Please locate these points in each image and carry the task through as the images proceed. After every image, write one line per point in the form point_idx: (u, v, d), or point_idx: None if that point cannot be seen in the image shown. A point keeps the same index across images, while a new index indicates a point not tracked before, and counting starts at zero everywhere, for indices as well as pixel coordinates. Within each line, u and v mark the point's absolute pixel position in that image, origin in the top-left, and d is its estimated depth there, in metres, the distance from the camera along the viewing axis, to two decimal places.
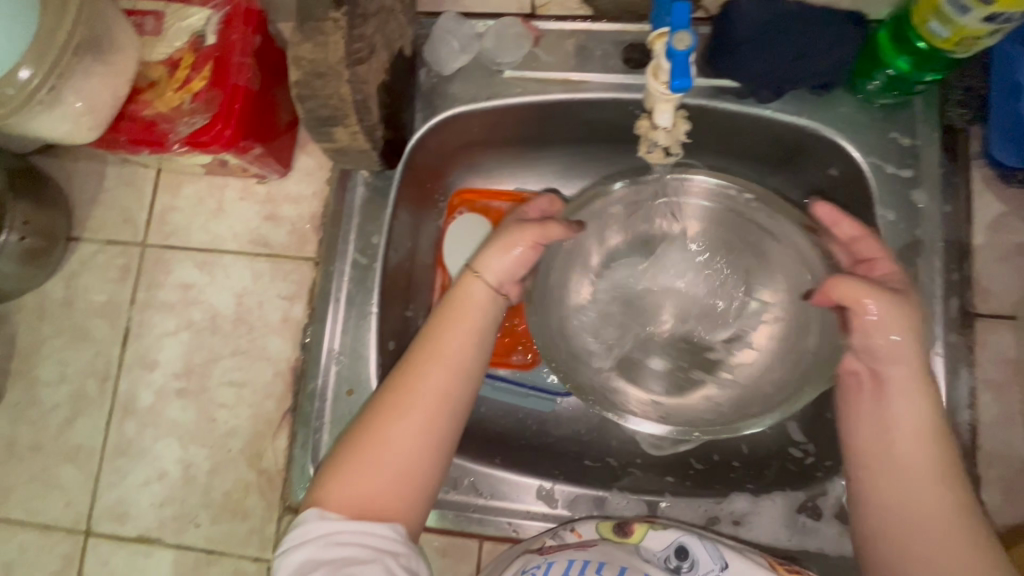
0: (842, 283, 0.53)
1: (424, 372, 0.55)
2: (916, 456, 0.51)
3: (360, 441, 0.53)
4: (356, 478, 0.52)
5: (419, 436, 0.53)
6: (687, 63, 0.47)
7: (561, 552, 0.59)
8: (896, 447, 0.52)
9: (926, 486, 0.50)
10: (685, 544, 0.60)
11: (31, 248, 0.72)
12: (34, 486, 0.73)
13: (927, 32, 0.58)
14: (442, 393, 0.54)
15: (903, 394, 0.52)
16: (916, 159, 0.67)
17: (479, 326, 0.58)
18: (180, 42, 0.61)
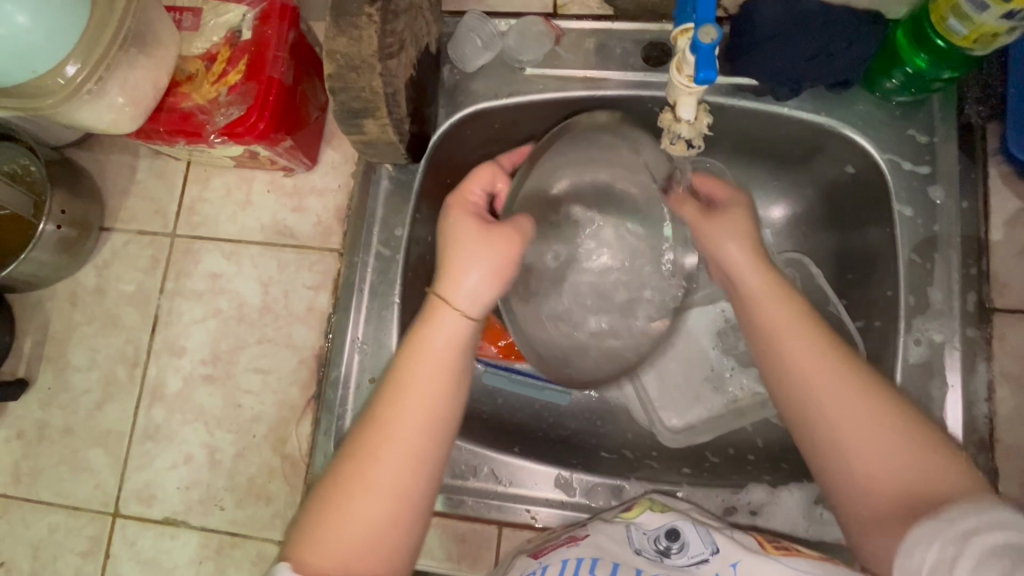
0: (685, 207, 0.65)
1: (387, 425, 0.49)
2: (799, 346, 0.52)
3: (328, 503, 0.47)
4: (330, 541, 0.46)
5: (388, 498, 0.47)
6: (712, 56, 0.48)
7: (556, 553, 0.52)
8: (784, 344, 0.53)
9: (829, 383, 0.50)
10: (678, 526, 0.54)
11: (66, 237, 0.74)
12: (64, 468, 0.75)
13: (945, 30, 0.59)
14: (408, 446, 0.48)
15: (751, 270, 0.59)
16: (933, 156, 0.68)
17: (454, 359, 0.52)
18: (217, 38, 0.64)
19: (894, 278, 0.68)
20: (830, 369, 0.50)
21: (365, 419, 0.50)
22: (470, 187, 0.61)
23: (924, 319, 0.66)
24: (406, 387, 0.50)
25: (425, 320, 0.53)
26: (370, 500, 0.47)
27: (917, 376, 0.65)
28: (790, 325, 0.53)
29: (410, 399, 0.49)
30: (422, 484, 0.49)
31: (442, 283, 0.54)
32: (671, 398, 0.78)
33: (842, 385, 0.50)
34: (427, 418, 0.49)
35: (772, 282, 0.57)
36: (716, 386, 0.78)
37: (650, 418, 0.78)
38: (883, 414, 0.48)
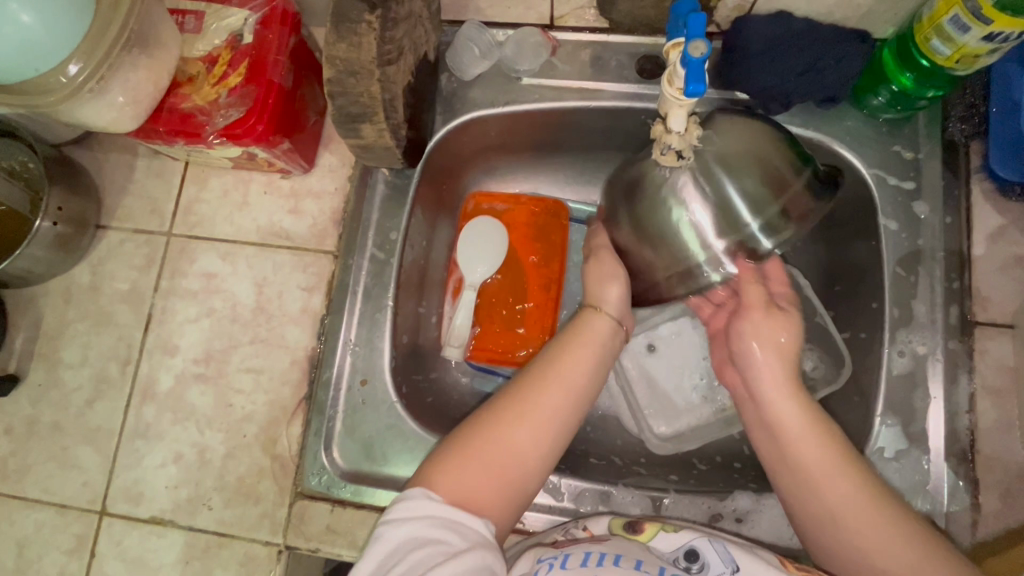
0: (750, 289, 0.62)
1: (546, 382, 0.60)
2: (824, 488, 0.54)
3: (476, 428, 0.57)
4: (463, 464, 0.55)
5: (525, 437, 0.57)
6: (702, 69, 0.49)
7: (577, 545, 0.57)
8: (811, 479, 0.55)
9: (857, 525, 0.52)
10: (696, 547, 0.59)
11: (62, 234, 0.74)
12: (52, 465, 0.74)
13: (930, 50, 0.61)
14: (556, 410, 0.58)
15: (779, 395, 0.59)
16: (917, 172, 0.70)
17: (602, 356, 0.64)
18: (219, 41, 0.65)
19: (879, 290, 0.70)
20: (858, 507, 0.53)
21: (521, 384, 0.60)
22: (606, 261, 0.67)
23: (908, 331, 0.67)
24: (560, 372, 0.60)
25: (579, 325, 0.65)
26: (514, 445, 0.56)
27: (901, 388, 0.66)
28: (814, 459, 0.55)
29: (558, 383, 0.60)
30: (557, 447, 0.58)
31: (589, 297, 0.67)
32: (662, 405, 0.79)
33: (869, 521, 0.52)
34: (574, 395, 0.60)
35: (811, 420, 0.57)
36: (704, 395, 0.79)
37: (639, 426, 0.79)
38: (908, 565, 0.50)
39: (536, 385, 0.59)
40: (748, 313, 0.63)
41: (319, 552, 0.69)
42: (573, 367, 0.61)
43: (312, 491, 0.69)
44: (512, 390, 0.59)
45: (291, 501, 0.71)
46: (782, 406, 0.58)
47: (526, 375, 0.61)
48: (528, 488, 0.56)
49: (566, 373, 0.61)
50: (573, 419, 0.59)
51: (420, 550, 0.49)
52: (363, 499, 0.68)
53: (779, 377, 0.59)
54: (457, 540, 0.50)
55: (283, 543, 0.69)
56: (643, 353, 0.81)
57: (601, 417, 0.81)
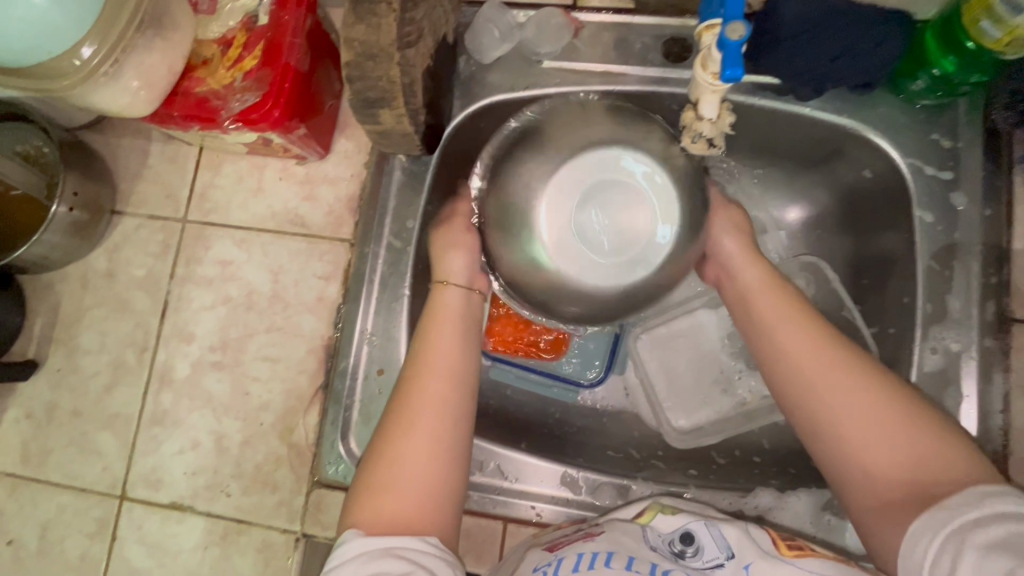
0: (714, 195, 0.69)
1: (422, 380, 0.57)
2: (781, 325, 0.58)
3: (376, 460, 0.53)
4: (382, 496, 0.51)
5: (432, 446, 0.53)
6: (739, 54, 0.47)
7: (570, 547, 0.53)
8: (771, 320, 0.59)
9: (804, 353, 0.55)
10: (692, 530, 0.55)
11: (78, 220, 0.74)
12: (72, 450, 0.75)
13: (977, 32, 0.58)
14: (443, 400, 0.56)
15: (746, 267, 0.64)
16: (956, 162, 0.67)
17: (469, 322, 0.63)
18: (234, 22, 0.63)
19: (912, 285, 0.67)
20: (811, 337, 0.56)
21: (401, 391, 0.57)
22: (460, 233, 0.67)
23: (941, 327, 0.65)
24: (433, 356, 0.58)
25: (433, 307, 0.63)
26: (414, 453, 0.53)
27: (932, 386, 0.64)
28: (781, 310, 0.59)
29: (436, 373, 0.57)
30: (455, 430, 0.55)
31: (438, 273, 0.65)
32: (680, 399, 0.78)
33: (812, 347, 0.55)
34: (454, 377, 0.57)
35: (773, 278, 0.62)
36: (724, 389, 0.78)
37: (658, 419, 0.78)
38: (855, 391, 0.51)
39: (413, 386, 0.56)
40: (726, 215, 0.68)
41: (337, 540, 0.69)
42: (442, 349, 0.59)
43: (329, 480, 0.68)
44: (396, 400, 0.56)
45: (308, 489, 0.71)
46: (746, 272, 0.64)
47: (399, 383, 0.57)
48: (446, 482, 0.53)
49: (434, 362, 0.58)
50: (464, 403, 0.56)
51: None
52: None
53: (744, 249, 0.65)
54: (403, 562, 0.46)
55: (301, 530, 0.70)
56: (661, 346, 0.80)
57: (620, 410, 0.80)
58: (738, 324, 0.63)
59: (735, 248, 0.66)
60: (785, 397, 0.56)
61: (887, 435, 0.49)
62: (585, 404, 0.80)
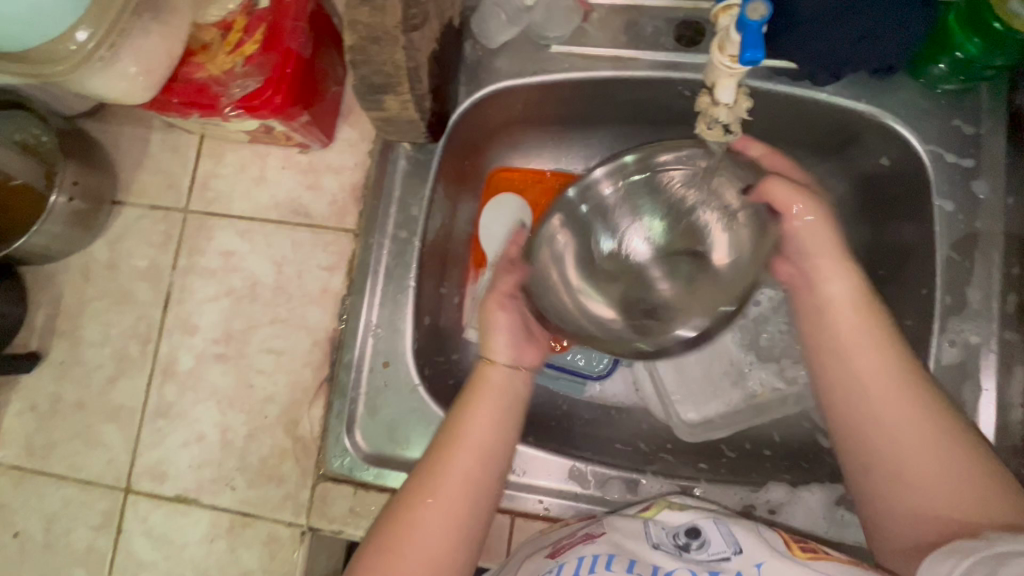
0: (775, 186, 0.62)
1: (453, 450, 0.55)
2: (853, 353, 0.55)
3: (389, 525, 0.52)
4: (386, 556, 0.50)
5: (449, 523, 0.52)
6: (761, 35, 0.44)
7: (571, 551, 0.52)
8: (840, 344, 0.56)
9: (877, 384, 0.53)
10: (698, 526, 0.54)
11: (78, 210, 0.72)
12: (77, 442, 0.74)
13: (1006, 13, 0.56)
14: (466, 477, 0.54)
15: (835, 277, 0.59)
16: (978, 149, 0.66)
17: (512, 403, 0.60)
18: (232, 5, 0.60)
19: (930, 275, 0.66)
20: (884, 367, 0.53)
21: (426, 457, 0.56)
22: (497, 332, 0.63)
23: (960, 320, 0.64)
24: (467, 428, 0.57)
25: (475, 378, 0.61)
26: (424, 530, 0.52)
27: (950, 378, 0.63)
28: (856, 336, 0.56)
29: (466, 448, 0.56)
30: (475, 511, 0.54)
31: (483, 349, 0.63)
32: (689, 391, 0.76)
33: (879, 378, 0.53)
34: (480, 452, 0.56)
35: (858, 295, 0.58)
36: (735, 380, 0.76)
37: (667, 412, 0.76)
38: (913, 430, 0.51)
39: (440, 454, 0.55)
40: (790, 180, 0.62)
41: (343, 534, 0.69)
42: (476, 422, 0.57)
43: (335, 474, 0.68)
44: (424, 462, 0.55)
45: (314, 482, 0.70)
46: (834, 283, 0.59)
47: (428, 450, 0.56)
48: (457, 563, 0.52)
49: (465, 436, 0.56)
50: (488, 478, 0.55)
51: None
52: (385, 481, 0.67)
53: (831, 247, 0.60)
54: None
55: (307, 524, 0.69)
56: None
57: (628, 402, 0.79)
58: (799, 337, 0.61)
59: (815, 239, 0.61)
60: (838, 425, 0.55)
61: (937, 481, 0.48)
62: (591, 397, 0.79)
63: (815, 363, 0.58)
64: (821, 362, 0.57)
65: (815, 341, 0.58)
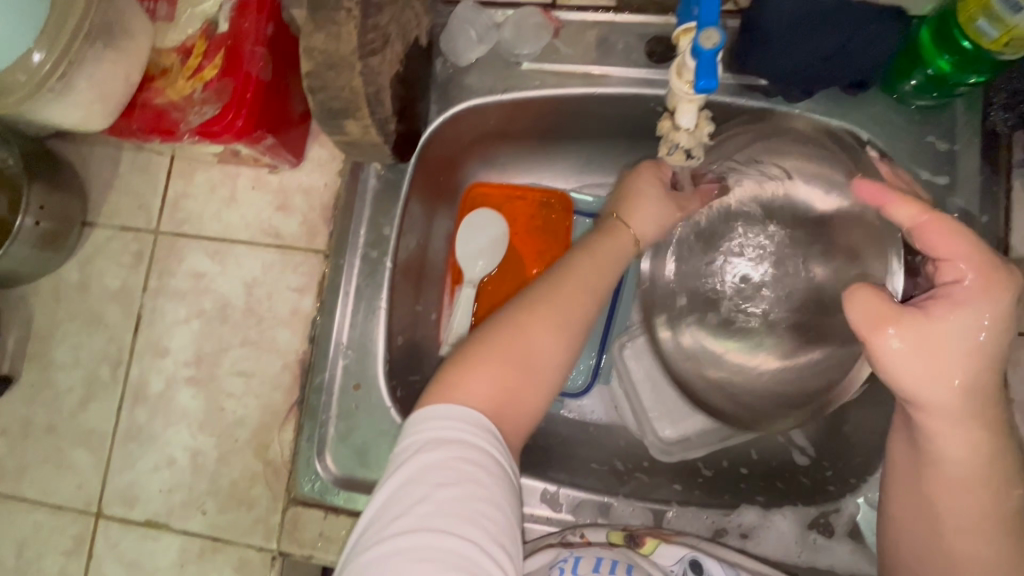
0: (862, 302, 0.47)
1: (583, 280, 0.54)
2: (948, 525, 0.47)
3: (510, 329, 0.50)
4: (499, 367, 0.48)
5: (569, 344, 0.52)
6: (714, 63, 0.44)
7: (587, 548, 0.57)
8: (939, 508, 0.47)
9: (966, 555, 0.46)
10: (698, 558, 0.59)
11: (46, 232, 0.72)
12: (47, 466, 0.74)
13: (973, 32, 0.55)
14: (588, 310, 0.53)
15: (955, 434, 0.46)
16: (952, 165, 0.65)
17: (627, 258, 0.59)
18: (192, 29, 0.61)
19: None
20: (983, 544, 0.46)
21: (556, 278, 0.54)
22: (644, 202, 0.62)
23: None
24: (597, 268, 0.56)
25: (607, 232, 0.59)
26: (545, 344, 0.51)
27: None
28: (965, 505, 0.46)
29: (595, 283, 0.55)
30: (578, 340, 0.53)
31: (623, 210, 0.61)
32: (667, 407, 0.75)
33: (973, 552, 0.46)
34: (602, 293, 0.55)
35: (986, 461, 0.46)
36: None
37: (643, 428, 0.75)
38: None
39: (574, 280, 0.54)
40: (880, 295, 0.47)
41: (314, 558, 0.68)
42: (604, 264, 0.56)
43: (305, 499, 0.67)
44: (553, 284, 0.54)
45: (283, 507, 0.70)
46: (954, 439, 0.46)
47: (553, 271, 0.55)
48: (550, 385, 0.50)
49: (596, 274, 0.55)
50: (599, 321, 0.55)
51: (450, 487, 0.42)
52: (356, 506, 0.67)
53: (969, 397, 0.45)
54: (490, 485, 0.43)
55: (277, 549, 0.69)
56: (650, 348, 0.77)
57: (604, 418, 0.77)
58: (887, 471, 0.52)
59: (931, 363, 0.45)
60: (902, 562, 0.50)
61: None
62: (566, 414, 0.77)
63: (893, 505, 0.51)
64: (902, 514, 0.50)
65: (915, 494, 0.49)
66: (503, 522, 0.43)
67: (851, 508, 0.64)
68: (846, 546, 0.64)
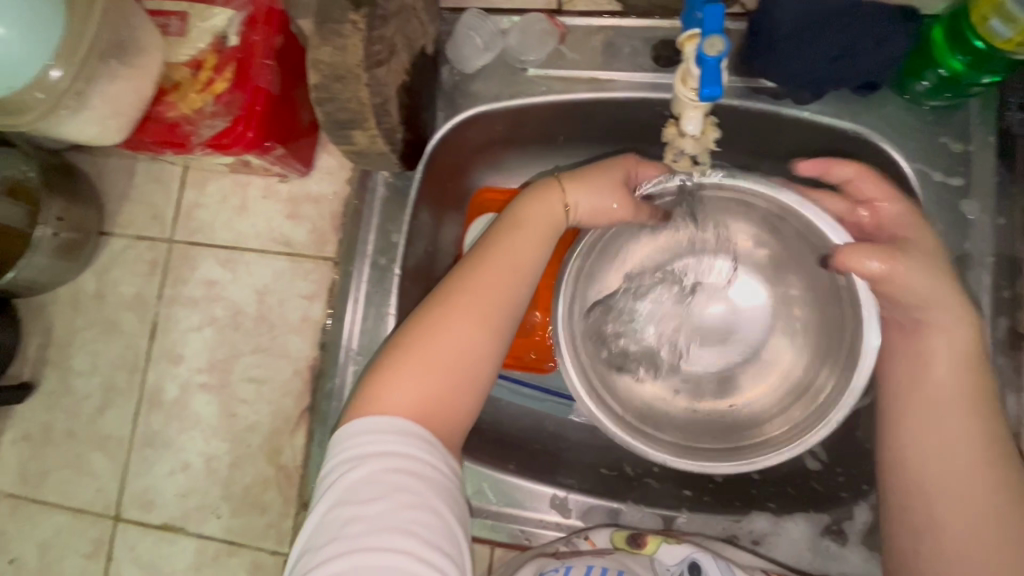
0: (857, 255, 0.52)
1: (498, 269, 0.53)
2: (949, 414, 0.50)
3: (421, 330, 0.50)
4: (412, 373, 0.49)
5: (485, 333, 0.52)
6: (717, 70, 0.44)
7: (578, 558, 0.59)
8: (939, 404, 0.50)
9: (961, 446, 0.49)
10: (698, 560, 0.59)
11: (64, 243, 0.74)
12: (67, 471, 0.76)
13: (986, 32, 0.53)
14: (507, 300, 0.53)
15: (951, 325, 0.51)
16: (967, 166, 0.64)
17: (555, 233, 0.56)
18: (203, 44, 0.62)
19: None
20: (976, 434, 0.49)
21: (468, 271, 0.53)
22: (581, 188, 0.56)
23: None
24: (511, 252, 0.54)
25: (530, 205, 0.56)
26: (459, 336, 0.50)
27: None
28: (959, 397, 0.50)
29: (512, 269, 0.54)
30: (503, 332, 0.53)
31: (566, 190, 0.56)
32: None
33: (969, 441, 0.49)
34: (519, 276, 0.54)
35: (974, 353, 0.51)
36: None
37: None
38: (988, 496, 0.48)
39: (488, 269, 0.53)
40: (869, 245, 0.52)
41: None
42: (522, 255, 0.55)
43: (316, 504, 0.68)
44: (465, 278, 0.53)
45: (296, 512, 0.71)
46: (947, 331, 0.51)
47: (467, 263, 0.54)
48: (474, 382, 0.51)
49: (512, 259, 0.54)
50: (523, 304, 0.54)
51: (378, 501, 0.43)
52: None
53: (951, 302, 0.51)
54: (419, 490, 0.44)
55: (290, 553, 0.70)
56: None
57: None
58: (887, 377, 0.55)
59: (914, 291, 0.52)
60: (906, 465, 0.51)
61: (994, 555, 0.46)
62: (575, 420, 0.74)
63: (893, 409, 0.53)
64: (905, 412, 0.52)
65: (910, 391, 0.52)
66: (437, 525, 0.44)
67: (862, 515, 0.64)
68: (859, 554, 0.64)
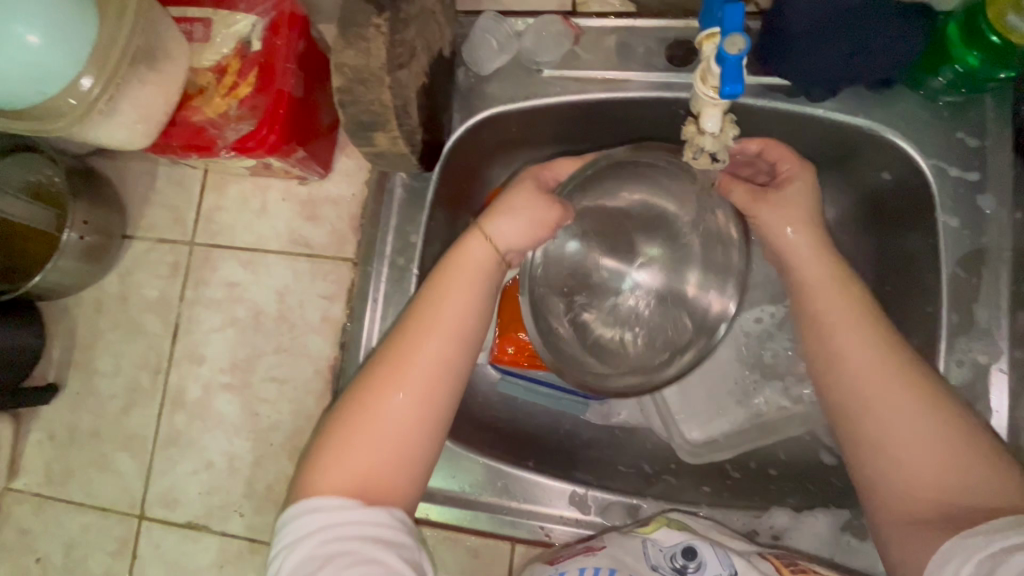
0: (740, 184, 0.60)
1: (423, 336, 0.52)
2: (845, 339, 0.54)
3: (352, 416, 0.50)
4: (345, 454, 0.48)
5: (420, 405, 0.50)
6: (739, 68, 0.44)
7: (573, 561, 0.57)
8: (836, 329, 0.55)
9: (863, 366, 0.52)
10: (694, 545, 0.56)
11: (89, 246, 0.75)
12: (92, 470, 0.77)
13: (1005, 26, 0.54)
14: (438, 363, 0.51)
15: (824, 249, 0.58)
16: (983, 161, 0.64)
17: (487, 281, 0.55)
18: (226, 49, 0.63)
19: (934, 294, 0.64)
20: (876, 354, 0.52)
21: (397, 340, 0.52)
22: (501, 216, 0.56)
23: (968, 338, 0.62)
24: (439, 315, 0.53)
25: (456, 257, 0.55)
26: (392, 416, 0.49)
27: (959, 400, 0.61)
28: (850, 326, 0.54)
29: (441, 331, 0.52)
30: (443, 395, 0.51)
31: (483, 220, 0.56)
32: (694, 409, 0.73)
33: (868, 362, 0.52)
34: (454, 337, 0.52)
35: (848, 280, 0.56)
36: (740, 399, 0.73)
37: (670, 432, 0.73)
38: (906, 407, 0.50)
39: (415, 337, 0.52)
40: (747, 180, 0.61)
41: None
42: (449, 310, 0.53)
43: None
44: (391, 352, 0.52)
45: None
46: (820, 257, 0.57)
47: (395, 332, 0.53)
48: (415, 455, 0.50)
49: (440, 319, 0.52)
50: (462, 365, 0.53)
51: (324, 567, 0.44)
52: None
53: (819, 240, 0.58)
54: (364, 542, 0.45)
55: None
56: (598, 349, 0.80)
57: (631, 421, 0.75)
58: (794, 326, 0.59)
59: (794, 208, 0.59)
60: (831, 402, 0.54)
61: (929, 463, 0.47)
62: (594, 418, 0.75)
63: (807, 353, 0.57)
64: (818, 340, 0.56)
65: (810, 320, 0.56)
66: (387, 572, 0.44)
67: None
68: None
